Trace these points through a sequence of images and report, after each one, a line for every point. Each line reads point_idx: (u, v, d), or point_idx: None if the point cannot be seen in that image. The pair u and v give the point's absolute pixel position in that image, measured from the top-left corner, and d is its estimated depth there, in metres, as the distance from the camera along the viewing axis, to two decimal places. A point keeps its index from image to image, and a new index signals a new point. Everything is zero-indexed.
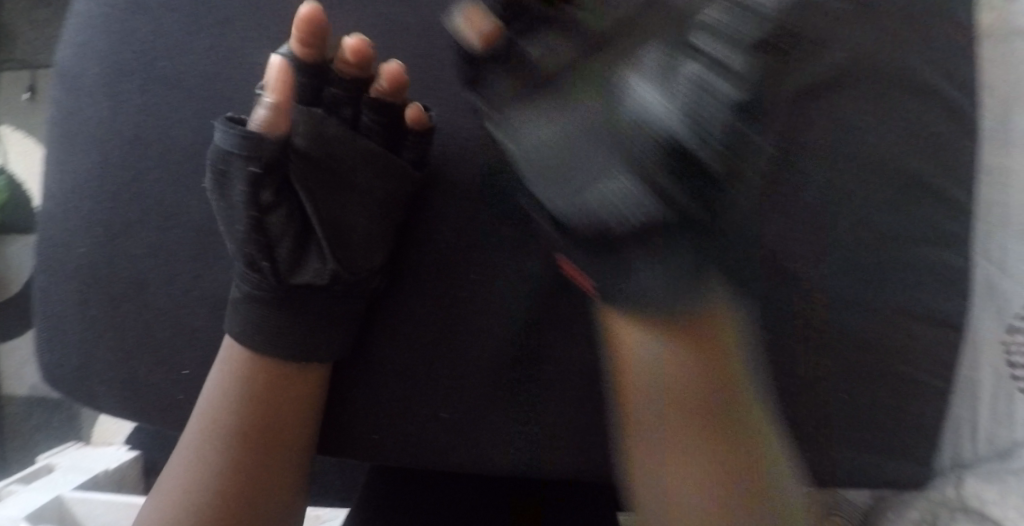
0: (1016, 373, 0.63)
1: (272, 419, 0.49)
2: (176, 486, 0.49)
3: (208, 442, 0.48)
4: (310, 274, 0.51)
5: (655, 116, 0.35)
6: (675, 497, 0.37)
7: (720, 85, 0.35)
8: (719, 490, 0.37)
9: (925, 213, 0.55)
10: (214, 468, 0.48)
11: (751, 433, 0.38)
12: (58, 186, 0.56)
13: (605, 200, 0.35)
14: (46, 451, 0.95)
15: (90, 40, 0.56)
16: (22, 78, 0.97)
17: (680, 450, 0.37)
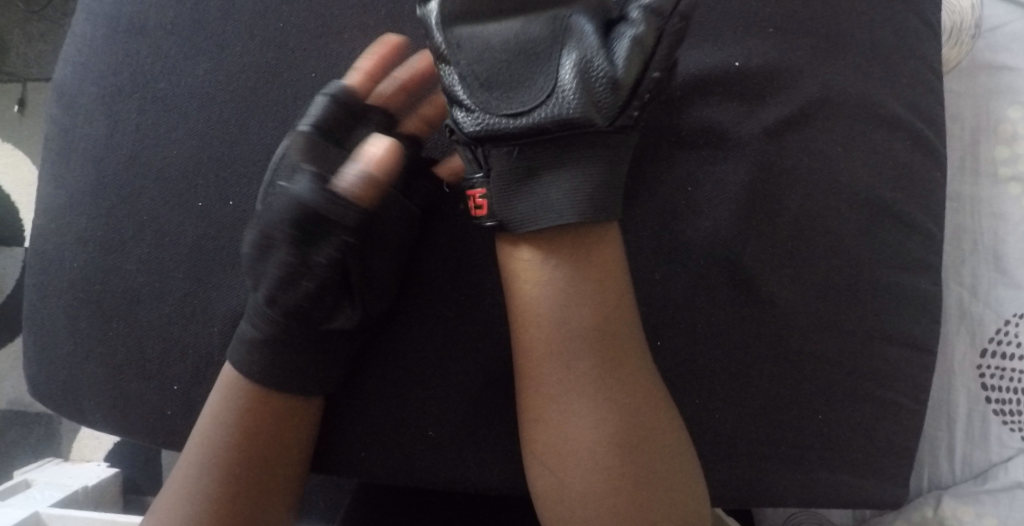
0: (991, 395, 0.65)
1: (256, 446, 0.48)
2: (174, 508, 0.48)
3: (208, 465, 0.48)
4: (341, 321, 0.49)
5: (581, 111, 0.41)
6: (571, 469, 0.42)
7: (623, 83, 0.41)
8: (613, 465, 0.42)
9: (899, 239, 0.56)
10: (201, 494, 0.47)
11: (647, 415, 0.43)
12: (53, 201, 0.57)
13: (553, 206, 0.42)
14: (22, 468, 0.93)
15: (88, 60, 0.57)
16: (11, 90, 0.98)
17: (579, 425, 0.42)
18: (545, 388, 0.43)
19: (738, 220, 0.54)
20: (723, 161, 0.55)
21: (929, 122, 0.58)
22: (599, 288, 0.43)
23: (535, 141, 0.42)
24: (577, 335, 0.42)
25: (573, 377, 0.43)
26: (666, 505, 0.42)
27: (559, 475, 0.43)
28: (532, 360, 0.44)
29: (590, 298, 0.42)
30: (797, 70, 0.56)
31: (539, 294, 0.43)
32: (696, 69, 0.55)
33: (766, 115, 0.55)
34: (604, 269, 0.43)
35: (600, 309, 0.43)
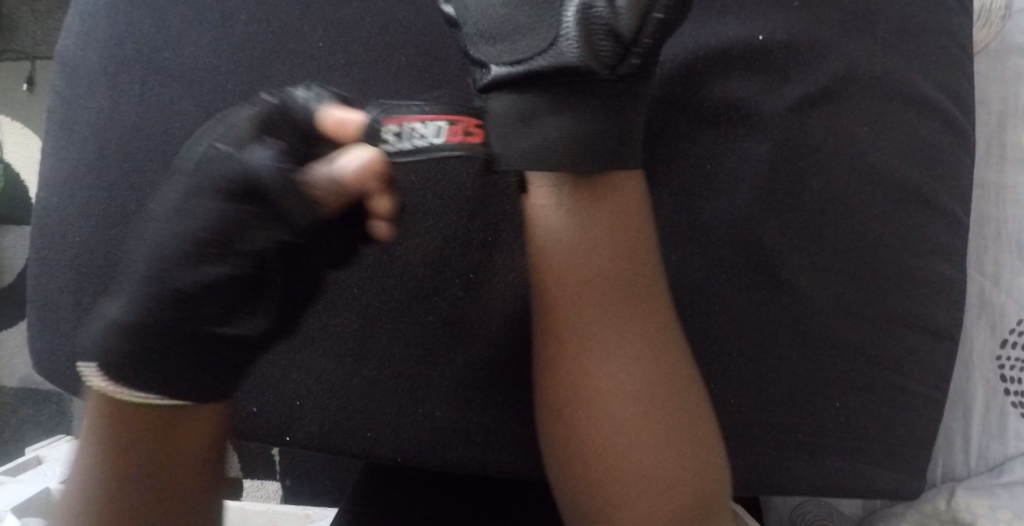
0: (1009, 387, 0.64)
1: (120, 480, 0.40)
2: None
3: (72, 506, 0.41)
4: (241, 327, 0.39)
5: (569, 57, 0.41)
6: (612, 426, 0.41)
7: (623, 35, 0.41)
8: (641, 414, 0.41)
9: (923, 224, 0.55)
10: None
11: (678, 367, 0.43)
12: (54, 173, 0.55)
13: (546, 146, 0.41)
14: (32, 445, 0.94)
15: (92, 30, 0.56)
16: (20, 68, 0.97)
17: (617, 380, 0.41)
18: (569, 338, 0.42)
19: (758, 199, 0.53)
20: (743, 139, 0.53)
21: (958, 103, 0.56)
22: (630, 239, 0.43)
23: (532, 86, 0.42)
24: (612, 287, 0.42)
25: (608, 331, 0.42)
26: (700, 449, 0.42)
27: (597, 432, 0.41)
28: (545, 307, 0.43)
29: (622, 251, 0.42)
30: (822, 46, 0.54)
31: (562, 241, 0.42)
32: (717, 43, 0.53)
33: (789, 92, 0.53)
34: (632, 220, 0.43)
35: (631, 261, 0.42)
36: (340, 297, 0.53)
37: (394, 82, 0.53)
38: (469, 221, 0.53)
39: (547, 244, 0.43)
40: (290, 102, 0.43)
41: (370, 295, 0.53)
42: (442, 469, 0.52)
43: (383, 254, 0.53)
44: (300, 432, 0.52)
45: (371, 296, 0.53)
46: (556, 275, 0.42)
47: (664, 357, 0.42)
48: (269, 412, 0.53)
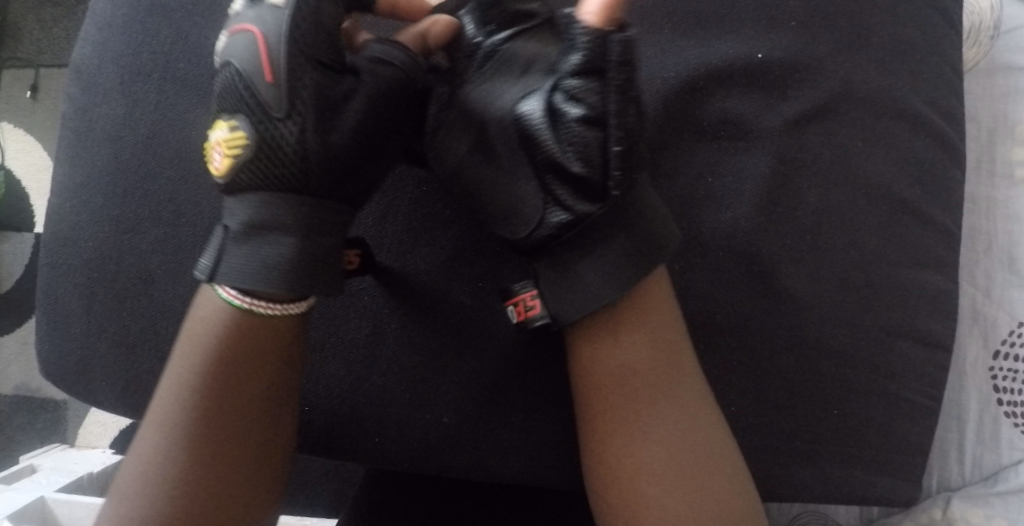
0: (1002, 397, 0.66)
1: (244, 386, 0.42)
2: (157, 462, 0.41)
3: (195, 416, 0.41)
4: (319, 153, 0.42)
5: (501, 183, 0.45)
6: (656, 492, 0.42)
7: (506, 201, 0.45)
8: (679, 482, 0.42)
9: (917, 236, 0.56)
10: (201, 447, 0.41)
11: (702, 425, 0.44)
12: (68, 178, 0.57)
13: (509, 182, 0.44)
14: (27, 453, 0.93)
15: (106, 41, 0.57)
16: (24, 76, 0.98)
17: (649, 444, 0.42)
18: (608, 404, 0.43)
19: (758, 211, 0.54)
20: (742, 153, 0.55)
21: (950, 119, 0.58)
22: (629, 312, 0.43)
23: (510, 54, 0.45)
24: (625, 371, 0.43)
25: (646, 407, 0.43)
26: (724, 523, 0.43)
27: (640, 506, 0.42)
28: (592, 380, 0.44)
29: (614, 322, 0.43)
30: (819, 63, 0.55)
31: (609, 337, 0.43)
32: (718, 60, 0.55)
33: (787, 108, 0.55)
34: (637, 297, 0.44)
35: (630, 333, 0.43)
36: (351, 303, 0.54)
37: None
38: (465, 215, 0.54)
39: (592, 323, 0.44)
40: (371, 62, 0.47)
41: (379, 301, 0.54)
42: (448, 475, 0.53)
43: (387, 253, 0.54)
44: (305, 434, 0.53)
45: (380, 302, 0.54)
46: (606, 350, 0.43)
47: (702, 446, 0.43)
48: None
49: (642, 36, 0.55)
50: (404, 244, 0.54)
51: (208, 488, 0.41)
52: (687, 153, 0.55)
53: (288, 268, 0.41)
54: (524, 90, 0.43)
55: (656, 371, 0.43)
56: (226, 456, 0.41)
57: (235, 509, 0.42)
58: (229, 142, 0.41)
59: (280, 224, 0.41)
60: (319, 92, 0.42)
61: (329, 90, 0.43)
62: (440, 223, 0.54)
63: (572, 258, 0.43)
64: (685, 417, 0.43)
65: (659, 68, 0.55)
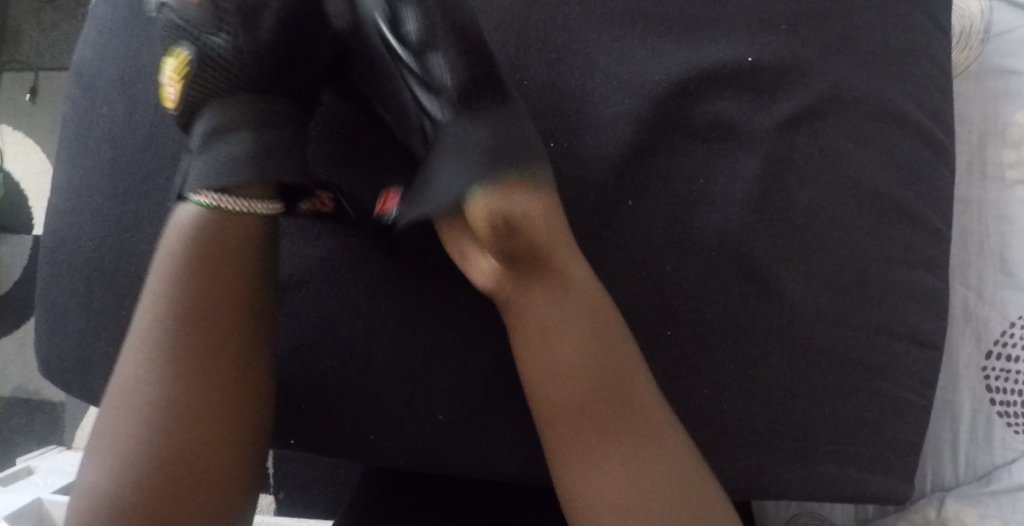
0: (994, 397, 0.66)
1: (206, 319, 0.41)
2: (132, 388, 0.41)
3: (162, 336, 0.41)
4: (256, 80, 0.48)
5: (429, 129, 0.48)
6: (601, 476, 0.40)
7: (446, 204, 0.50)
8: (629, 469, 0.40)
9: (908, 236, 0.57)
10: (173, 369, 0.40)
11: (640, 396, 0.42)
12: (68, 179, 0.57)
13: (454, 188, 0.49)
14: (25, 455, 0.93)
15: (107, 44, 0.58)
16: (24, 80, 0.99)
17: (587, 421, 0.41)
18: (543, 379, 0.42)
19: (749, 211, 0.55)
20: (733, 155, 0.55)
21: (939, 121, 0.59)
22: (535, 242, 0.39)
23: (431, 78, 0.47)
24: (550, 333, 0.41)
25: (583, 383, 0.41)
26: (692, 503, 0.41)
27: (588, 511, 0.41)
28: (526, 350, 0.42)
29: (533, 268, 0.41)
30: (809, 66, 0.56)
31: (537, 303, 0.41)
32: (709, 63, 0.56)
33: (778, 110, 0.56)
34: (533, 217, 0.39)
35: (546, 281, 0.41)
36: (346, 302, 0.54)
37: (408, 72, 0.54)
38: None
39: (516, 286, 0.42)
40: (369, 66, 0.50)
41: (374, 300, 0.54)
42: (443, 472, 0.54)
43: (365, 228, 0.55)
44: (300, 433, 0.53)
45: (376, 301, 0.54)
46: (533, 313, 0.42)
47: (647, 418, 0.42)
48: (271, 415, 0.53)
49: (635, 39, 0.56)
50: (399, 245, 0.55)
51: (185, 405, 0.40)
52: (680, 155, 0.55)
53: (250, 156, 0.44)
54: (383, 3, 0.48)
55: (586, 333, 0.41)
56: (200, 367, 0.41)
57: (215, 426, 0.41)
58: (177, 70, 0.47)
59: (235, 128, 0.45)
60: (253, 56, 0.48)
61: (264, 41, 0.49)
62: (434, 224, 0.55)
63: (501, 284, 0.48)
64: (625, 388, 0.42)
65: (651, 70, 0.56)
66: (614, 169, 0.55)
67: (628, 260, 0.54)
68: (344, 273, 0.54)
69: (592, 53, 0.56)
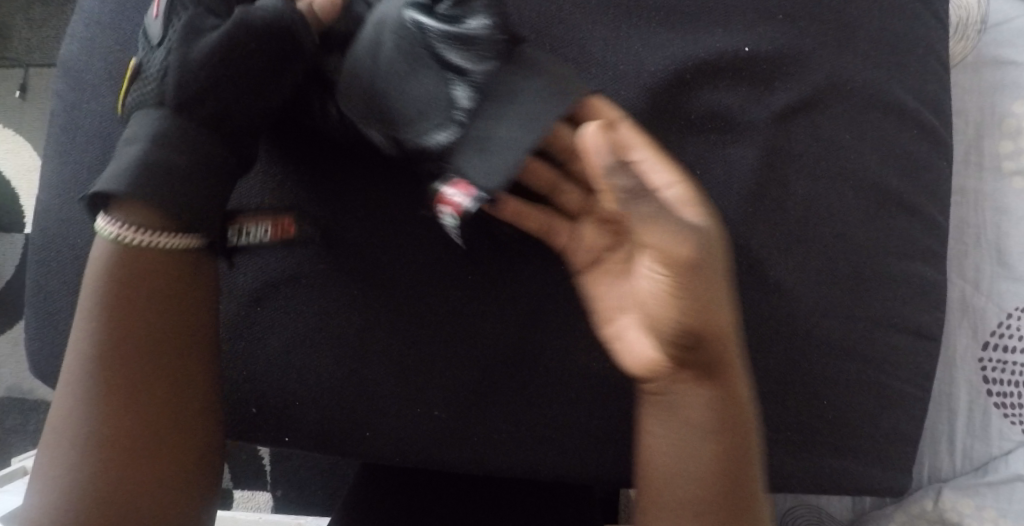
0: (991, 389, 0.66)
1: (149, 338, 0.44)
2: (70, 412, 0.43)
3: (98, 364, 0.43)
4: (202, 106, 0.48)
5: (489, 114, 0.49)
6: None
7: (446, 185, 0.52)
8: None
9: (904, 228, 0.57)
10: (107, 391, 0.43)
11: (743, 472, 0.38)
12: (57, 176, 0.56)
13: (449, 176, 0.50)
14: (19, 456, 0.92)
15: (95, 37, 0.57)
16: (13, 76, 0.98)
17: (698, 486, 0.37)
18: (664, 429, 0.38)
19: (746, 204, 0.54)
20: (729, 147, 0.55)
21: (936, 111, 0.58)
22: (702, 270, 0.34)
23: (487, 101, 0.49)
24: (679, 393, 0.37)
25: (702, 446, 0.37)
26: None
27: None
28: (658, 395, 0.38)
29: (691, 285, 0.34)
30: (806, 56, 0.56)
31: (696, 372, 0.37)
32: (705, 55, 0.55)
33: (774, 101, 0.55)
34: (707, 242, 0.35)
35: (704, 314, 0.35)
36: (339, 299, 0.53)
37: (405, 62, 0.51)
38: (440, 205, 0.54)
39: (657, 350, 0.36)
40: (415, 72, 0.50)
41: (368, 297, 0.53)
42: (439, 468, 0.54)
43: (333, 241, 0.54)
44: (295, 430, 0.53)
45: (370, 297, 0.53)
46: (663, 375, 0.37)
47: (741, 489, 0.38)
48: (265, 413, 0.53)
49: (630, 30, 0.56)
50: (393, 241, 0.54)
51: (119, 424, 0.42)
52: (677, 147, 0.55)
53: (164, 174, 0.45)
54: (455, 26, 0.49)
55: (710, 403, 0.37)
56: (129, 384, 0.43)
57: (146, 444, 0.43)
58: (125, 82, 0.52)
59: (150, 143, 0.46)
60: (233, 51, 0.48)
61: (250, 44, 0.48)
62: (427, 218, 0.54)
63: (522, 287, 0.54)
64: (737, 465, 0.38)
65: (647, 61, 0.55)
66: None
67: None
68: (337, 269, 0.54)
69: (586, 45, 0.55)
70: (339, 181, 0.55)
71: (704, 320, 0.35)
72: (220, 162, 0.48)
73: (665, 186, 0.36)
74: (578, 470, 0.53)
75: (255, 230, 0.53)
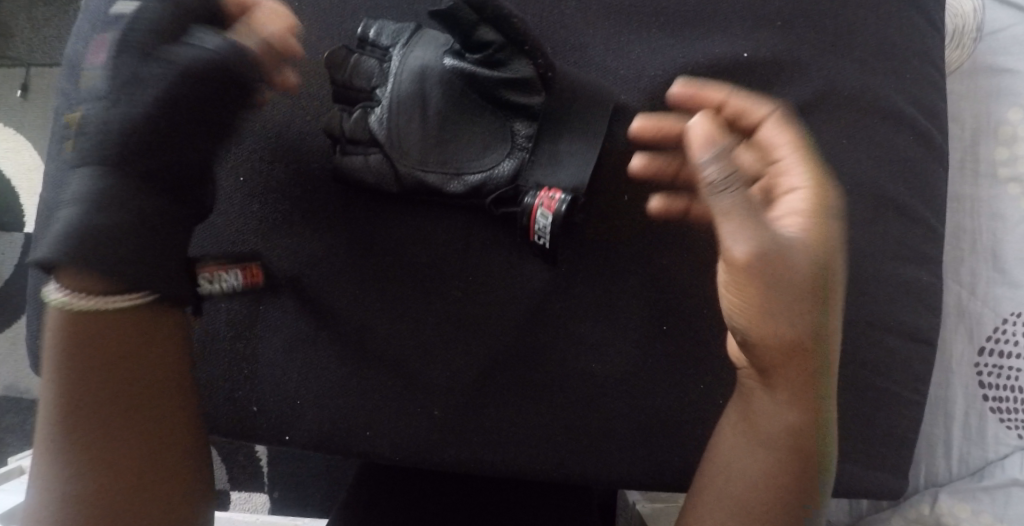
0: (987, 393, 0.67)
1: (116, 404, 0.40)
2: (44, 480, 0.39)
3: (66, 429, 0.39)
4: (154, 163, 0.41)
5: (546, 146, 0.55)
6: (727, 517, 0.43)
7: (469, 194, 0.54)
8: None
9: (901, 232, 0.57)
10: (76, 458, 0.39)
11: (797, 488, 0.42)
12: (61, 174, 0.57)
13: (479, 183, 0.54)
14: (16, 455, 0.92)
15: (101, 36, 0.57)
16: (15, 75, 0.98)
17: (754, 477, 0.42)
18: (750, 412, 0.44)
19: None
20: None
21: (932, 117, 0.59)
22: (795, 282, 0.40)
23: (521, 112, 0.55)
24: (766, 381, 0.43)
25: (781, 441, 0.42)
26: None
27: None
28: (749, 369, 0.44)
29: (801, 297, 0.40)
30: (804, 62, 0.56)
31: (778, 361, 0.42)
32: (705, 59, 0.56)
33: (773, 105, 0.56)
34: (824, 256, 0.40)
35: (784, 317, 0.40)
36: (339, 297, 0.54)
37: (407, 74, 0.55)
38: (443, 212, 0.55)
39: (825, 337, 0.42)
40: (429, 84, 0.55)
41: (370, 294, 0.54)
42: (437, 468, 0.54)
43: (328, 254, 0.54)
44: (294, 429, 0.53)
45: (372, 296, 0.54)
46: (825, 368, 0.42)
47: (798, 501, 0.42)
48: (266, 412, 0.53)
49: (630, 35, 0.56)
50: (396, 241, 0.54)
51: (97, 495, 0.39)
52: None
53: (107, 242, 0.39)
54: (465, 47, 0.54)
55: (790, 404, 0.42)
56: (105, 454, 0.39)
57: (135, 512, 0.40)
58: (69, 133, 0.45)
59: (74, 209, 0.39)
60: (173, 107, 0.42)
61: (191, 95, 0.43)
62: (429, 219, 0.55)
63: (550, 312, 0.54)
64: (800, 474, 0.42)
65: (647, 65, 0.56)
66: (608, 166, 0.55)
67: (622, 256, 0.55)
68: (339, 267, 0.54)
69: (587, 49, 0.56)
70: (338, 187, 0.55)
71: (790, 325, 0.40)
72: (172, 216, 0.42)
73: (786, 212, 0.41)
74: (578, 471, 0.53)
75: (224, 278, 0.52)
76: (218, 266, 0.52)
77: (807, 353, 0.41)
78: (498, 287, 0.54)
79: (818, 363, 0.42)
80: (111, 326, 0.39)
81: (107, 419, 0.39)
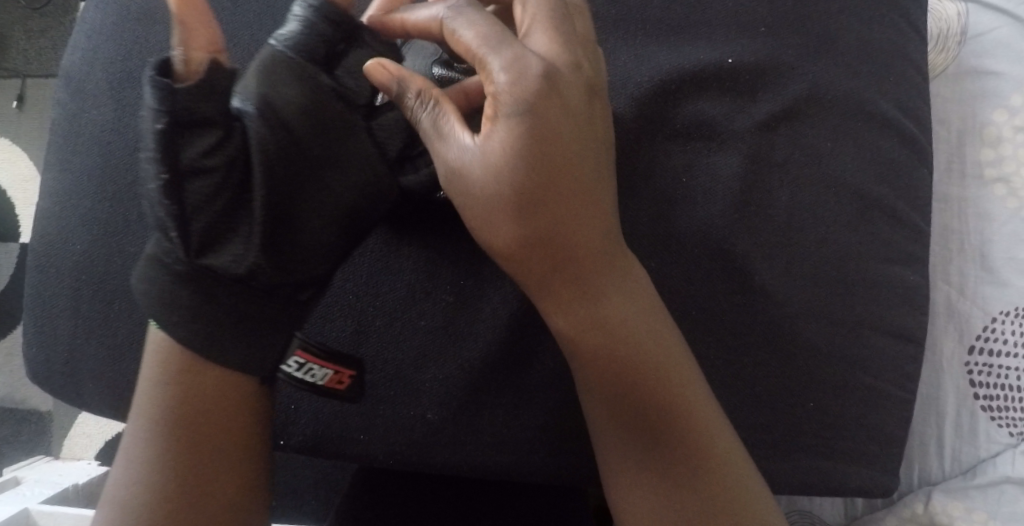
0: (978, 391, 0.68)
1: (201, 450, 0.43)
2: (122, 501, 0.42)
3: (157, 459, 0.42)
4: (225, 257, 0.43)
5: None
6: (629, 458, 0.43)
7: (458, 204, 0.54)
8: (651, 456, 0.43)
9: (887, 233, 0.58)
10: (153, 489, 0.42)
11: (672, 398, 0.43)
12: (57, 184, 0.57)
13: None
14: (13, 465, 0.92)
15: (96, 48, 0.58)
16: (11, 87, 0.99)
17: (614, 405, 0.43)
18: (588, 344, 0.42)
19: (734, 208, 0.56)
20: (715, 153, 0.56)
21: (915, 119, 0.60)
22: (542, 157, 0.38)
23: None
24: (598, 307, 0.42)
25: (634, 355, 0.43)
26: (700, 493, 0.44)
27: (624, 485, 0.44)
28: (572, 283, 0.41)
29: (530, 191, 0.39)
30: (788, 67, 0.57)
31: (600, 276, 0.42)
32: (691, 65, 0.57)
33: (759, 110, 0.57)
34: (550, 119, 0.38)
35: (561, 219, 0.39)
36: (333, 304, 0.54)
37: None
38: (433, 218, 0.55)
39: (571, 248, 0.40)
40: None
41: (363, 300, 0.54)
42: (432, 471, 0.54)
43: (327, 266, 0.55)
44: (292, 433, 0.54)
45: (365, 301, 0.54)
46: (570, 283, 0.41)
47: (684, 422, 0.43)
48: None
49: (616, 42, 0.57)
50: (388, 246, 0.55)
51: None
52: (665, 155, 0.56)
53: (204, 318, 0.42)
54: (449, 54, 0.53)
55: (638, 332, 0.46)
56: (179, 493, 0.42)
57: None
58: None
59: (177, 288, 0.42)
60: (275, 139, 0.43)
61: (297, 125, 0.44)
62: (420, 225, 0.55)
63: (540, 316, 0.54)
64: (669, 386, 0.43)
65: (634, 71, 0.56)
66: None
67: None
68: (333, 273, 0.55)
69: None
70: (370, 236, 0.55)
71: (585, 236, 0.40)
72: (267, 301, 0.44)
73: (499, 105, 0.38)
74: (571, 474, 0.54)
75: (316, 371, 0.49)
76: (310, 356, 0.48)
77: (578, 264, 0.41)
78: (488, 292, 0.54)
79: (603, 267, 0.41)
80: (208, 382, 0.43)
81: (187, 463, 0.42)
